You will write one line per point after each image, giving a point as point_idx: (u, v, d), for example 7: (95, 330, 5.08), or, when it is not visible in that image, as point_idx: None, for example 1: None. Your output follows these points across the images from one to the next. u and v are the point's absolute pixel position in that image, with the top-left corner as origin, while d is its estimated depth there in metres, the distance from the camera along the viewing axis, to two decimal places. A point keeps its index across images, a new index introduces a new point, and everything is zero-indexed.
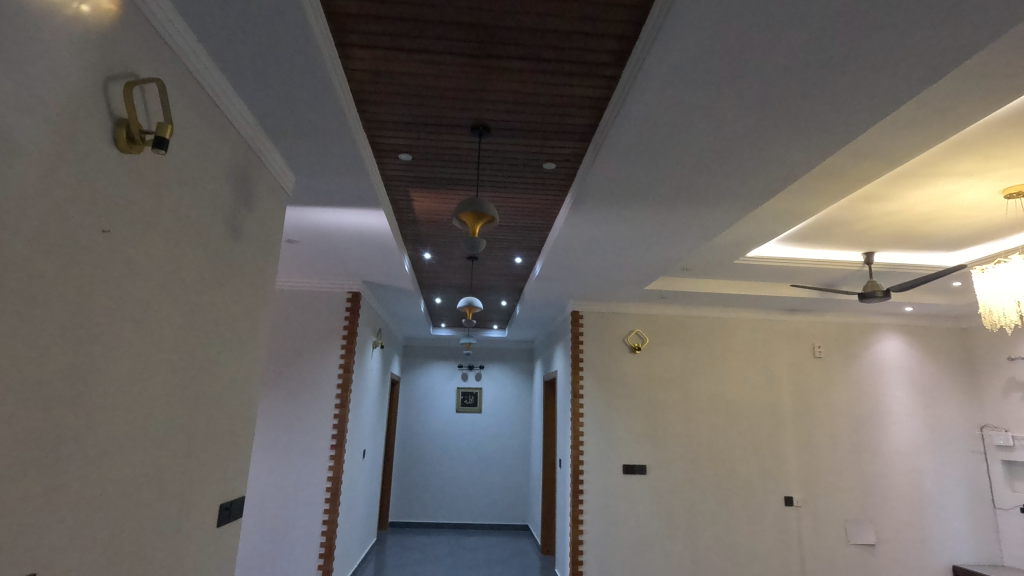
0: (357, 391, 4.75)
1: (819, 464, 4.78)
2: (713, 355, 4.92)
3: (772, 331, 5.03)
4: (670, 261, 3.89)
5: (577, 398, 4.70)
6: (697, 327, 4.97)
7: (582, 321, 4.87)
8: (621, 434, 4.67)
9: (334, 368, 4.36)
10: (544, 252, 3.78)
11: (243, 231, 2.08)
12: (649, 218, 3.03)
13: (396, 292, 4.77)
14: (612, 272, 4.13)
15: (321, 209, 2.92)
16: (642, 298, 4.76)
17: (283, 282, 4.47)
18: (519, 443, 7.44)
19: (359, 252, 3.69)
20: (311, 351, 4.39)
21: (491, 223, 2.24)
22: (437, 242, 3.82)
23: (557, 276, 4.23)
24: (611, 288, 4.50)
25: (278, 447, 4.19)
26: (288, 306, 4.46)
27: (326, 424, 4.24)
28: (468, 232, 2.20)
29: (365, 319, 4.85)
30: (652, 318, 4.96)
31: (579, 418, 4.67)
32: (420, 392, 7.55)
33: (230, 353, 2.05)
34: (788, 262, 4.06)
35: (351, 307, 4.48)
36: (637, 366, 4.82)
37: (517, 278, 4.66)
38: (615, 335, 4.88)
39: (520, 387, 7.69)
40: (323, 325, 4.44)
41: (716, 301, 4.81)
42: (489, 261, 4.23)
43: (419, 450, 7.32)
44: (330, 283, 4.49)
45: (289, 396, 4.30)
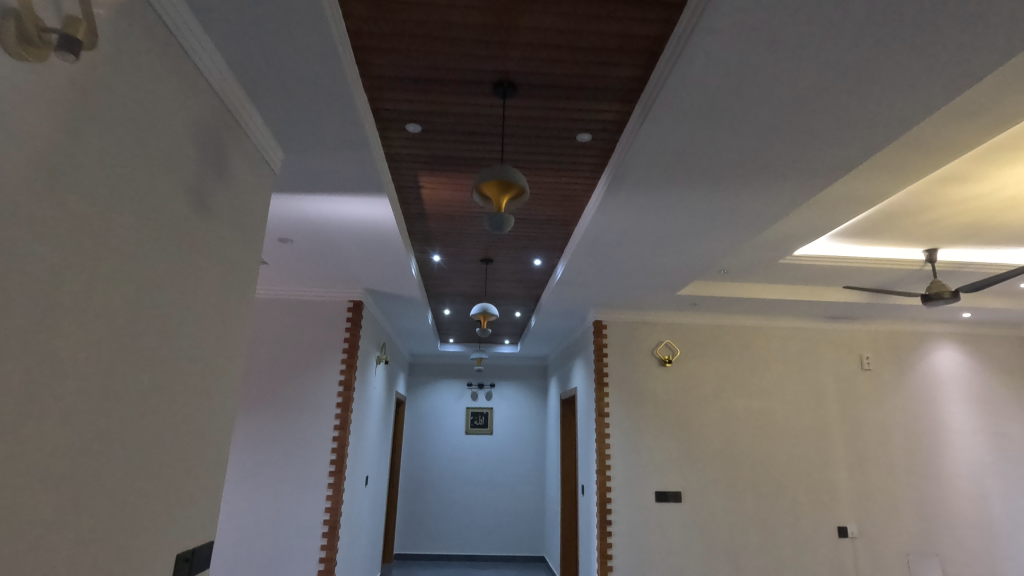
0: (360, 411, 4.31)
1: (873, 489, 4.27)
2: (751, 368, 4.45)
3: (816, 342, 4.56)
4: (709, 260, 3.46)
5: (603, 417, 4.24)
6: (733, 337, 4.51)
7: (605, 331, 4.43)
8: (652, 456, 4.19)
9: (333, 385, 3.92)
10: (569, 251, 3.36)
11: (212, 210, 1.68)
12: (694, 204, 2.62)
13: (401, 301, 4.34)
14: (642, 274, 3.71)
15: (316, 198, 2.52)
16: (672, 306, 4.32)
17: (277, 292, 4.07)
18: (534, 467, 6.93)
19: (359, 252, 3.28)
20: (307, 367, 3.96)
21: (520, 197, 1.81)
22: (447, 241, 3.40)
23: (580, 280, 3.80)
24: (639, 293, 4.07)
25: (269, 475, 3.73)
26: (282, 318, 4.04)
27: (325, 448, 3.79)
28: (493, 207, 1.78)
29: (368, 331, 4.41)
30: (683, 328, 4.50)
31: (606, 440, 4.19)
32: (427, 412, 7.08)
33: (195, 361, 1.63)
34: (840, 261, 3.61)
35: (351, 318, 4.06)
36: (668, 380, 4.36)
37: (535, 284, 4.24)
38: (642, 347, 4.43)
39: (534, 407, 7.20)
40: (321, 338, 4.01)
41: (753, 308, 4.36)
42: (505, 265, 3.81)
43: (425, 476, 6.82)
44: (328, 292, 4.08)
45: (282, 417, 3.85)
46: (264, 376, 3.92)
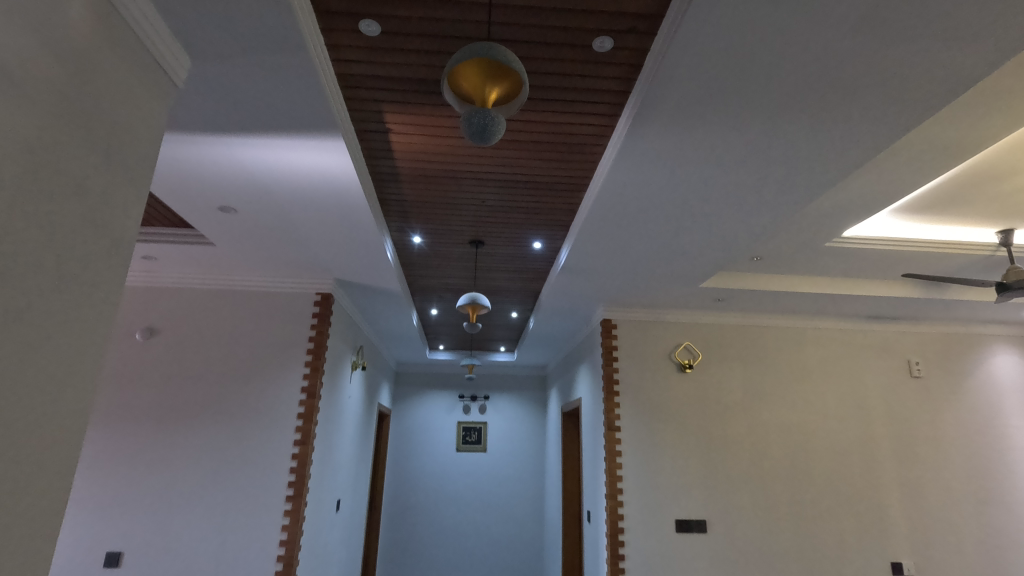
0: (329, 424, 3.69)
1: (930, 517, 3.64)
2: (785, 375, 3.84)
3: (858, 346, 3.95)
4: (742, 240, 2.88)
5: (613, 431, 3.61)
6: (763, 339, 3.90)
7: (615, 331, 3.82)
8: (672, 478, 3.56)
9: (295, 392, 3.31)
10: (575, 227, 2.78)
11: (52, 107, 1.11)
12: (739, 152, 2.06)
13: (378, 295, 3.74)
14: (663, 258, 3.13)
15: (250, 141, 1.94)
16: (692, 302, 3.72)
17: (232, 282, 3.47)
18: (532, 488, 6.27)
19: (318, 225, 2.68)
20: (265, 369, 3.34)
21: (518, 87, 1.17)
22: (428, 215, 2.81)
23: (588, 267, 3.21)
24: (657, 284, 3.48)
25: (212, 500, 3.10)
26: (236, 313, 3.43)
27: (283, 466, 3.18)
28: (477, 101, 1.18)
29: (340, 330, 3.80)
30: (705, 328, 3.90)
31: (617, 458, 3.56)
32: (414, 427, 6.43)
33: (10, 335, 1.04)
34: (899, 245, 3.03)
35: (318, 314, 3.46)
36: (688, 388, 3.75)
37: (534, 276, 3.64)
38: (658, 350, 3.82)
39: (532, 421, 6.56)
40: (283, 336, 3.41)
41: (786, 306, 3.77)
42: (499, 250, 3.22)
43: (411, 498, 6.15)
44: (291, 282, 3.48)
45: (231, 430, 3.22)
46: (212, 381, 3.30)
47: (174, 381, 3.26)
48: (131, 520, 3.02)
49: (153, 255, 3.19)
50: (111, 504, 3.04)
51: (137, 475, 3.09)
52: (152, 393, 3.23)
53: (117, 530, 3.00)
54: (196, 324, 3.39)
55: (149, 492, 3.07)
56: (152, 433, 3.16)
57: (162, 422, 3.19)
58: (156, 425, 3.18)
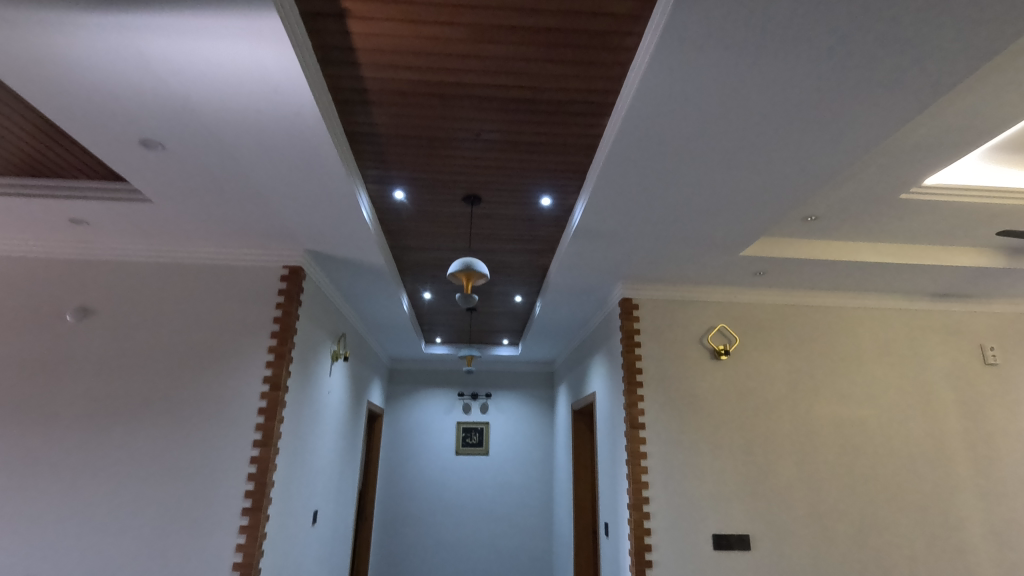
0: (302, 423, 3.14)
1: (1016, 530, 3.05)
2: (837, 362, 3.26)
3: (923, 329, 3.37)
4: (803, 190, 2.32)
5: (636, 430, 3.04)
6: (812, 320, 3.33)
7: (636, 312, 3.26)
8: (708, 486, 2.99)
9: (255, 384, 2.75)
10: (595, 173, 2.22)
11: None
12: (829, 42, 1.49)
13: (359, 270, 3.19)
14: (699, 215, 2.57)
15: (151, 22, 1.41)
16: (729, 276, 3.16)
17: (183, 254, 2.92)
18: (539, 495, 5.71)
19: (272, 167, 2.14)
20: (220, 357, 2.79)
21: None
22: (411, 159, 2.26)
23: (608, 229, 2.64)
24: (689, 252, 2.92)
25: (153, 515, 2.54)
26: (189, 290, 2.88)
27: (239, 474, 2.62)
28: None
29: (316, 312, 3.25)
30: (742, 308, 3.32)
31: (641, 462, 2.99)
32: (410, 428, 5.87)
33: None
34: (992, 196, 2.47)
35: (285, 291, 2.90)
36: (725, 379, 3.17)
37: (541, 246, 3.08)
38: (688, 334, 3.25)
39: (539, 421, 5.99)
40: (243, 318, 2.86)
41: (841, 281, 3.19)
42: (499, 210, 2.66)
43: (406, 506, 5.59)
44: (254, 253, 2.93)
45: (178, 430, 2.67)
46: (157, 371, 2.75)
47: (112, 370, 2.73)
48: (52, 538, 2.48)
49: (84, 219, 2.65)
50: (31, 520, 2.50)
51: (62, 484, 2.55)
52: (85, 385, 2.69)
53: (36, 552, 2.46)
54: (140, 303, 2.84)
55: (75, 504, 2.53)
56: (83, 434, 2.62)
57: (96, 420, 2.65)
58: (88, 424, 2.64)
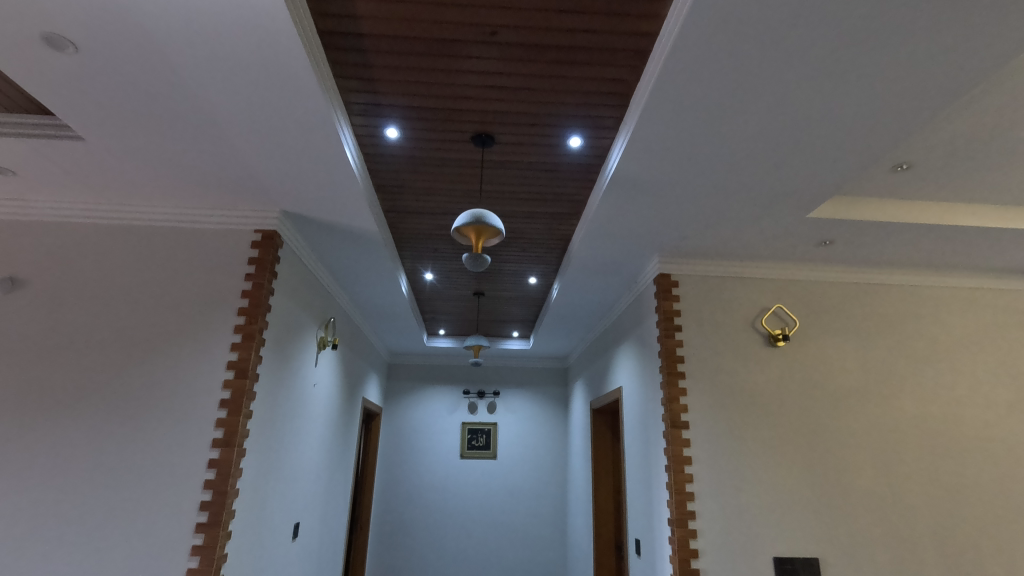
0: (279, 420, 2.64)
1: None
2: (914, 350, 2.74)
3: (1013, 312, 2.85)
4: (907, 123, 1.80)
5: (678, 430, 2.53)
6: (883, 300, 2.81)
7: (675, 290, 2.75)
8: (764, 498, 2.48)
9: (217, 371, 2.26)
10: (644, 95, 1.72)
11: None
12: None
13: (347, 238, 2.70)
14: (765, 162, 2.06)
15: None
16: (787, 245, 2.65)
17: (135, 214, 2.43)
18: (552, 503, 5.20)
19: (224, 82, 1.65)
20: (175, 337, 2.30)
21: None
22: (405, 77, 1.75)
23: (650, 179, 2.14)
24: (744, 214, 2.41)
25: (85, 532, 2.04)
26: (140, 257, 2.39)
27: (194, 481, 2.12)
28: None
29: (297, 288, 2.75)
30: (800, 286, 2.81)
31: (684, 469, 2.48)
32: (410, 429, 5.36)
33: None
34: None
35: (256, 260, 2.40)
36: (782, 370, 2.66)
37: (564, 207, 2.57)
38: (737, 317, 2.73)
39: (551, 422, 5.48)
40: (205, 290, 2.37)
41: (920, 253, 2.68)
42: (515, 156, 2.16)
43: (406, 514, 5.09)
44: (221, 214, 2.45)
45: (120, 425, 2.17)
46: (97, 352, 2.25)
47: (43, 351, 2.24)
48: None
49: (7, 166, 2.17)
50: None
51: None
52: (9, 371, 2.20)
53: None
54: (81, 272, 2.35)
55: None
56: (4, 431, 2.13)
57: (20, 413, 2.16)
58: (11, 417, 2.15)
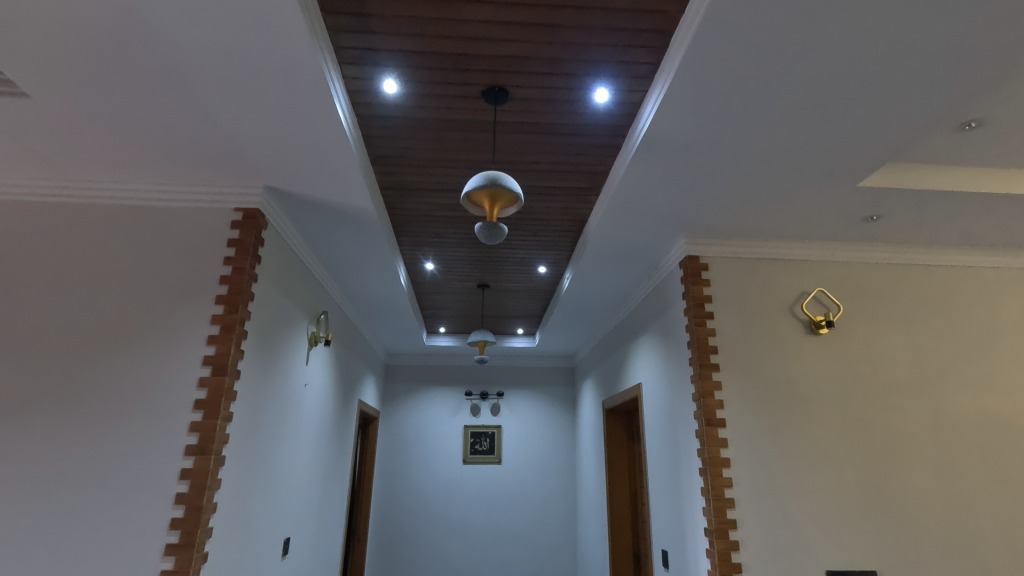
0: (265, 425, 2.35)
1: None
2: (970, 337, 2.48)
3: None
4: (1000, 72, 1.54)
5: (714, 428, 2.26)
6: (933, 283, 2.55)
7: (704, 273, 2.48)
8: (812, 504, 2.21)
9: (192, 368, 1.97)
10: (690, 30, 1.45)
11: None
12: None
13: (340, 219, 2.42)
14: (821, 124, 1.80)
15: None
16: (830, 222, 2.39)
17: (98, 191, 2.14)
18: (561, 510, 4.92)
19: (190, 16, 1.36)
20: (145, 330, 2.01)
21: None
22: (406, 13, 1.48)
23: (685, 142, 1.87)
24: (787, 185, 2.14)
25: (35, 558, 1.74)
26: (105, 239, 2.10)
27: (164, 496, 1.83)
28: None
29: (285, 276, 2.47)
30: (842, 268, 2.54)
31: (722, 472, 2.21)
32: (410, 433, 5.08)
33: None
34: None
35: (237, 242, 2.12)
36: (826, 360, 2.39)
37: (582, 181, 2.31)
38: (775, 303, 2.47)
39: (558, 424, 5.20)
40: (178, 277, 2.08)
41: (976, 229, 2.42)
42: (532, 115, 1.89)
43: (406, 524, 4.79)
44: (198, 190, 2.17)
45: (80, 431, 1.88)
46: (54, 348, 1.96)
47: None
48: None
49: None
50: None
51: None
52: None
53: None
54: (37, 257, 2.06)
55: None
56: None
57: None
58: None
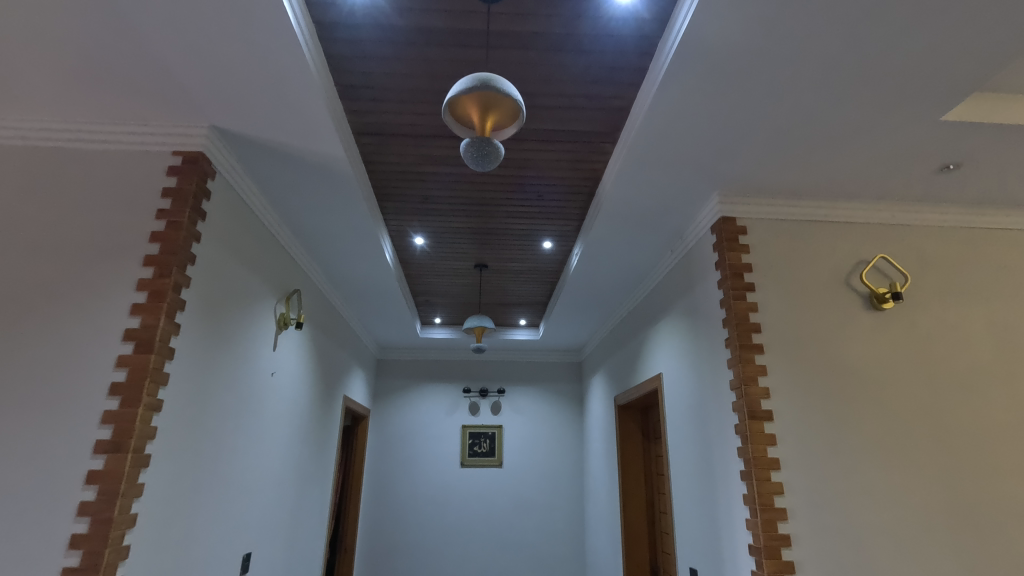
0: (215, 418, 1.95)
1: None
2: None
3: None
4: None
5: (759, 421, 1.85)
6: (1015, 252, 2.14)
7: (741, 236, 2.08)
8: (881, 516, 1.79)
9: (110, 344, 1.57)
10: None
11: None
12: None
13: (308, 172, 2.02)
14: (912, 32, 1.38)
15: None
16: (896, 175, 1.98)
17: (8, 131, 1.75)
18: (567, 518, 4.50)
19: None
20: (54, 297, 1.61)
21: None
22: None
23: (732, 57, 1.47)
24: (853, 124, 1.74)
25: None
26: (12, 188, 1.71)
27: (65, 506, 1.43)
28: None
29: (242, 241, 2.08)
30: (906, 233, 2.13)
31: (770, 475, 1.80)
32: (403, 434, 4.67)
33: None
34: None
35: (174, 191, 1.73)
36: (891, 340, 1.98)
37: (597, 122, 1.91)
38: (828, 273, 2.06)
39: (565, 424, 4.79)
40: (102, 234, 1.68)
41: None
42: (538, 22, 1.50)
43: (398, 533, 4.38)
44: (130, 129, 1.77)
45: None
46: None
47: None
48: None
49: None
50: None
51: None
52: None
53: None
54: None
55: None
56: None
57: None
58: None
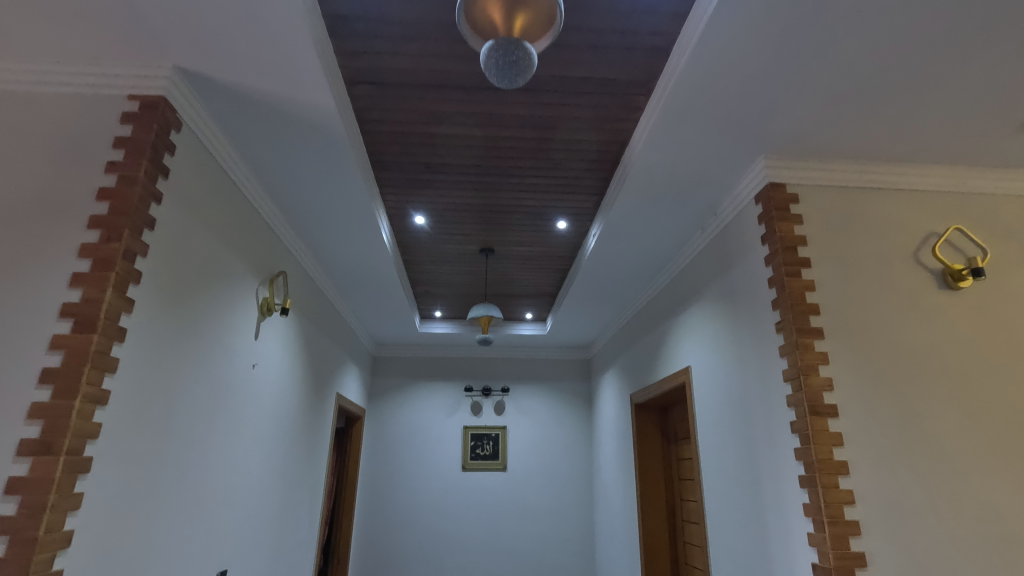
0: (182, 413, 1.67)
1: None
2: None
3: None
4: None
5: (822, 418, 1.57)
6: None
7: (792, 205, 1.81)
8: (968, 529, 1.51)
9: (45, 323, 1.28)
10: None
11: None
12: None
13: (292, 129, 1.74)
14: None
15: None
16: (974, 133, 1.71)
17: None
18: (576, 524, 4.22)
19: None
20: None
21: None
22: None
23: None
24: (944, 70, 1.46)
25: None
26: None
27: None
28: None
29: (214, 209, 1.79)
30: (978, 204, 1.87)
31: (838, 481, 1.52)
32: (400, 435, 4.38)
33: None
34: None
35: (128, 141, 1.44)
36: (969, 324, 1.71)
37: (629, 68, 1.64)
38: (893, 247, 1.79)
39: (573, 425, 4.51)
40: (41, 194, 1.40)
41: None
42: None
43: (395, 542, 4.09)
44: (78, 71, 1.48)
45: None
46: None
47: None
48: None
49: None
50: None
51: None
52: None
53: None
54: None
55: None
56: None
57: None
58: None
